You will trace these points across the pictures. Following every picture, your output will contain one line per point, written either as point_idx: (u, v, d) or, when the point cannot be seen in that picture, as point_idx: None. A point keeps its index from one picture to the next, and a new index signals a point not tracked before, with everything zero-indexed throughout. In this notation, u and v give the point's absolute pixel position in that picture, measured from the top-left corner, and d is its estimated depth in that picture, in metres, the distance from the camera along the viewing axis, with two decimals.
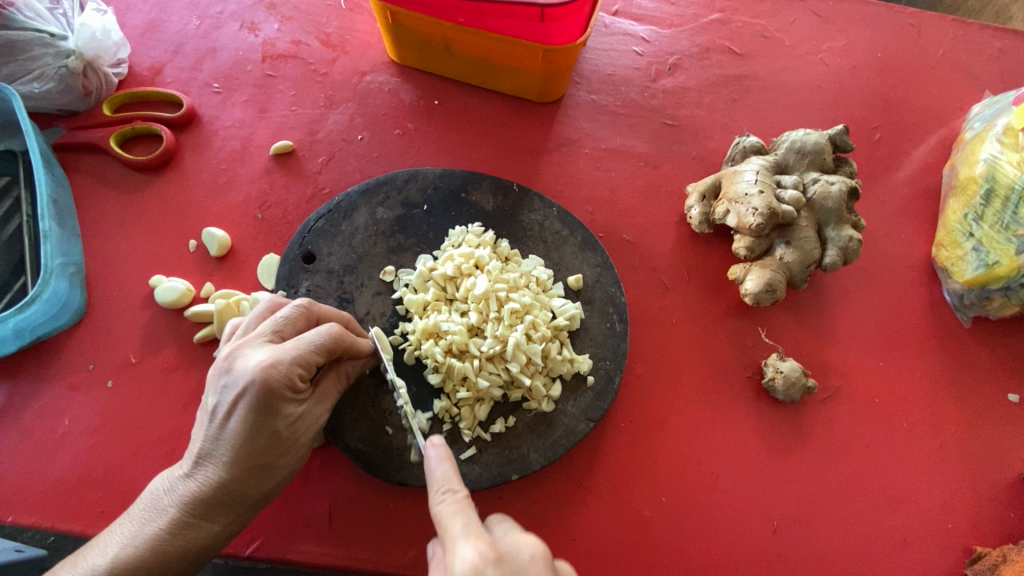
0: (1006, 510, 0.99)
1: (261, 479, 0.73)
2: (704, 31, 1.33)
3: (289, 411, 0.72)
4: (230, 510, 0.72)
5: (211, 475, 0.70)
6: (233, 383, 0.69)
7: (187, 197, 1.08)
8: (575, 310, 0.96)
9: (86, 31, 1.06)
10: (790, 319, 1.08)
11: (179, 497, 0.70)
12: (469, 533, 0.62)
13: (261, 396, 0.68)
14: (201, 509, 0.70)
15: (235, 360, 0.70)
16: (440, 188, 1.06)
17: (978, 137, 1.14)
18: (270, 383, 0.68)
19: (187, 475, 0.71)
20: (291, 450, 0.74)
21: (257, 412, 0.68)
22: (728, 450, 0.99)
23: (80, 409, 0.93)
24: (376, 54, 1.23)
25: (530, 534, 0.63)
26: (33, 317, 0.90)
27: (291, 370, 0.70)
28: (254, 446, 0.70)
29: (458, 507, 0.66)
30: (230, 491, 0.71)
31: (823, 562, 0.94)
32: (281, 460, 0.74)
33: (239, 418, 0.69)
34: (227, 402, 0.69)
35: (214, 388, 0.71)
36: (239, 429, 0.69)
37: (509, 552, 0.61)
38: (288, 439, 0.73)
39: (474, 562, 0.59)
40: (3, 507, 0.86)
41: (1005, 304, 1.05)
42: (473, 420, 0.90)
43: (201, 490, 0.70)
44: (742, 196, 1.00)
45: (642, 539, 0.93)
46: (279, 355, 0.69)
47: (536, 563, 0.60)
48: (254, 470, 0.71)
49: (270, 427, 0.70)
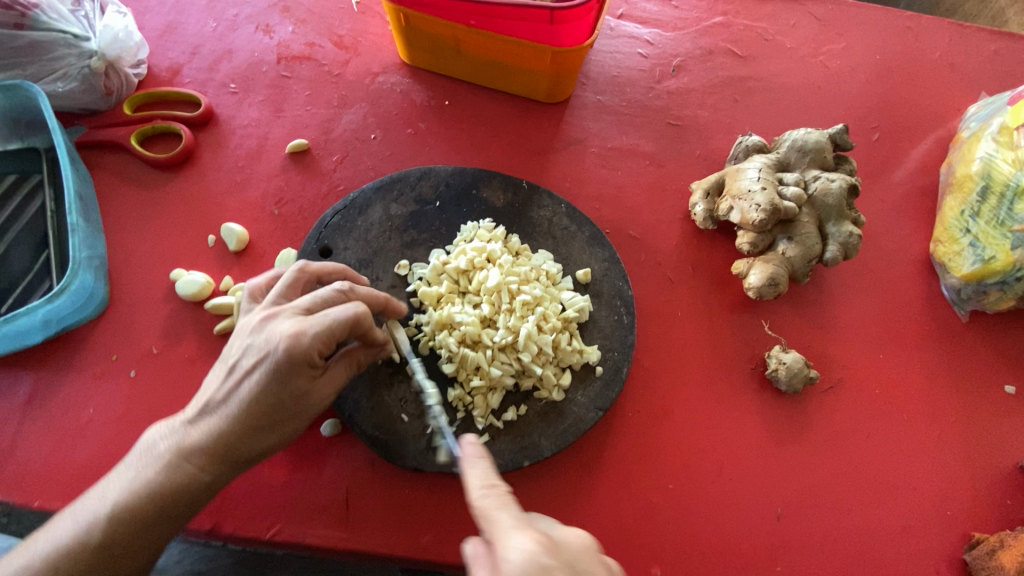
0: (1003, 498, 1.01)
1: (255, 442, 0.74)
2: (707, 33, 1.37)
3: (302, 383, 0.73)
4: (219, 467, 0.73)
5: (213, 428, 0.73)
6: (260, 345, 0.72)
7: (205, 194, 1.11)
8: (584, 302, 0.99)
9: (108, 32, 1.09)
10: (793, 312, 1.11)
11: (178, 443, 0.72)
12: (521, 526, 0.62)
13: (282, 362, 0.70)
14: (195, 459, 0.72)
15: (266, 325, 0.74)
16: (452, 185, 1.09)
17: (975, 136, 1.18)
18: (292, 354, 0.70)
19: (191, 423, 0.74)
20: (292, 419, 0.76)
21: (273, 379, 0.71)
22: (732, 439, 1.02)
23: (103, 398, 0.95)
24: (388, 56, 1.27)
25: (578, 528, 0.64)
26: (61, 308, 0.93)
27: (313, 344, 0.71)
28: (259, 408, 0.72)
29: (505, 504, 0.66)
30: (225, 448, 0.73)
31: (825, 548, 0.97)
32: (280, 426, 0.75)
33: (256, 378, 0.71)
34: (250, 361, 0.72)
35: (241, 347, 0.74)
36: (253, 393, 0.71)
37: (561, 543, 0.62)
38: (294, 409, 0.75)
39: (533, 552, 0.58)
40: (31, 492, 0.89)
41: (1001, 298, 1.08)
42: (486, 409, 0.92)
43: (199, 440, 0.72)
44: (745, 193, 1.04)
45: (649, 525, 0.95)
46: (306, 326, 0.71)
47: (587, 553, 0.62)
48: (253, 431, 0.73)
49: (279, 393, 0.72)
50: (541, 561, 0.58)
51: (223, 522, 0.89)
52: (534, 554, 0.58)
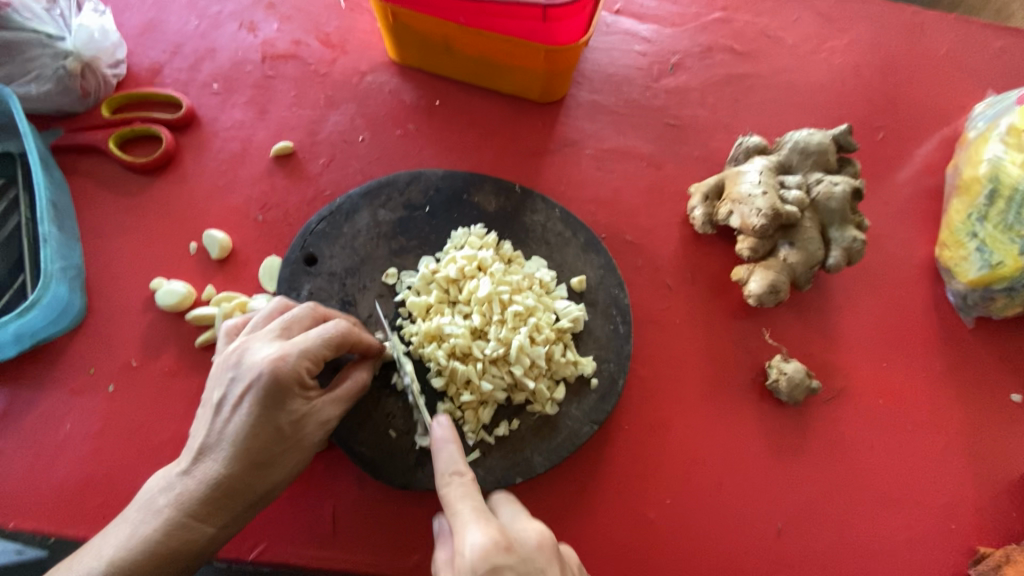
0: (1009, 510, 0.99)
1: (261, 479, 0.72)
2: (707, 29, 1.32)
3: (296, 407, 0.71)
4: (225, 509, 0.71)
5: (211, 472, 0.70)
6: (242, 376, 0.69)
7: (187, 199, 1.07)
8: (579, 312, 0.95)
9: (84, 31, 1.05)
10: (794, 319, 1.08)
11: (176, 494, 0.70)
12: (480, 518, 0.65)
13: (269, 388, 0.68)
14: (197, 507, 0.70)
15: (244, 354, 0.71)
16: (442, 189, 1.05)
17: (982, 136, 1.14)
18: (276, 376, 0.68)
19: (187, 471, 0.71)
20: (294, 450, 0.73)
21: (263, 406, 0.68)
22: (731, 452, 0.99)
23: (81, 413, 0.92)
24: (377, 54, 1.22)
25: (536, 523, 0.66)
26: (34, 321, 0.90)
27: (299, 363, 0.69)
28: (257, 442, 0.69)
29: (468, 492, 0.68)
30: (228, 489, 0.70)
31: (826, 564, 0.94)
32: (284, 459, 0.73)
33: (244, 412, 0.69)
34: (234, 396, 0.69)
35: (222, 381, 0.71)
36: (244, 424, 0.69)
37: (517, 539, 0.64)
38: (295, 436, 0.72)
39: (488, 548, 0.61)
40: (7, 511, 0.86)
41: (1008, 304, 1.05)
42: (477, 423, 0.89)
43: (200, 486, 0.70)
44: (745, 197, 1.00)
45: (645, 542, 0.93)
46: (288, 348, 0.69)
47: (542, 551, 0.64)
48: (254, 468, 0.70)
49: (273, 422, 0.69)
50: (492, 558, 0.60)
51: None
52: (488, 553, 0.60)
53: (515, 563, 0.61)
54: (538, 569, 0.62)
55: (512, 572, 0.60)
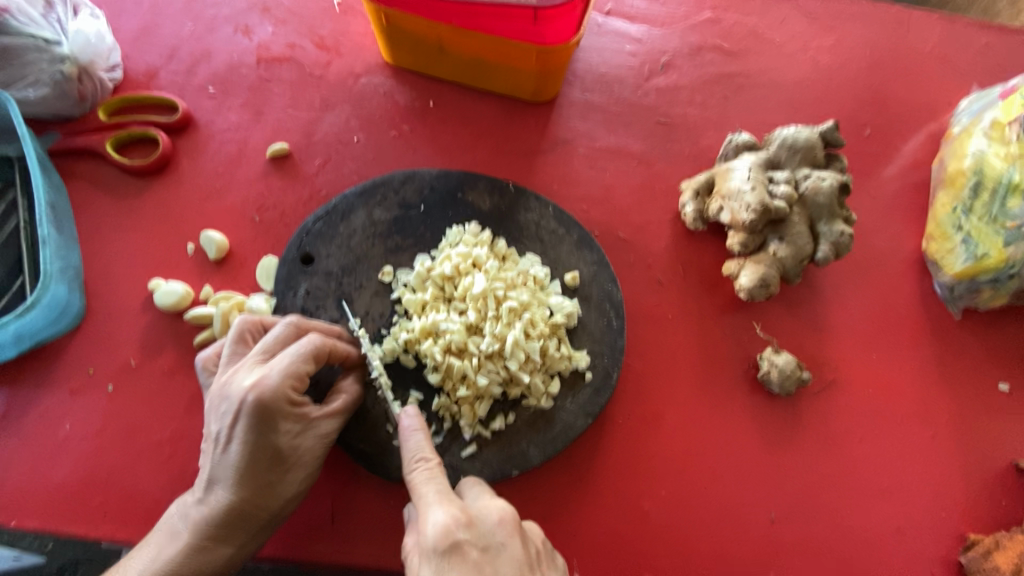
0: (997, 498, 1.01)
1: (271, 498, 0.74)
2: (696, 29, 1.34)
3: (288, 428, 0.72)
4: (243, 529, 0.74)
5: (222, 498, 0.72)
6: (229, 407, 0.69)
7: (184, 201, 1.08)
8: (572, 307, 0.97)
9: (81, 37, 1.06)
10: (784, 312, 1.10)
11: (194, 520, 0.73)
12: (442, 499, 0.68)
13: (257, 415, 0.68)
14: (214, 531, 0.72)
15: (229, 386, 0.71)
16: (436, 188, 1.06)
17: (965, 131, 1.16)
18: (261, 403, 0.68)
19: (200, 499, 0.73)
20: (296, 467, 0.75)
21: (255, 432, 0.69)
22: (725, 444, 1.00)
23: (81, 414, 0.93)
24: (371, 56, 1.24)
25: (498, 501, 0.70)
26: (34, 322, 0.91)
27: (282, 386, 0.70)
28: (257, 466, 0.71)
29: (432, 474, 0.72)
30: (241, 511, 0.73)
31: (818, 551, 0.96)
32: (288, 477, 0.75)
33: (238, 442, 0.69)
34: (225, 428, 0.69)
35: (214, 415, 0.71)
36: (241, 453, 0.69)
37: (480, 517, 0.68)
38: (293, 455, 0.74)
39: (448, 525, 0.65)
40: (8, 511, 0.87)
41: (994, 295, 1.07)
42: (474, 418, 0.91)
43: (214, 511, 0.72)
44: (735, 193, 1.02)
45: (640, 532, 0.94)
46: (268, 373, 0.69)
47: (503, 525, 0.68)
48: (262, 489, 0.72)
49: (269, 446, 0.70)
50: (453, 536, 0.64)
51: None
52: (449, 532, 0.65)
53: (474, 539, 0.66)
54: (499, 543, 0.67)
55: (472, 548, 0.65)
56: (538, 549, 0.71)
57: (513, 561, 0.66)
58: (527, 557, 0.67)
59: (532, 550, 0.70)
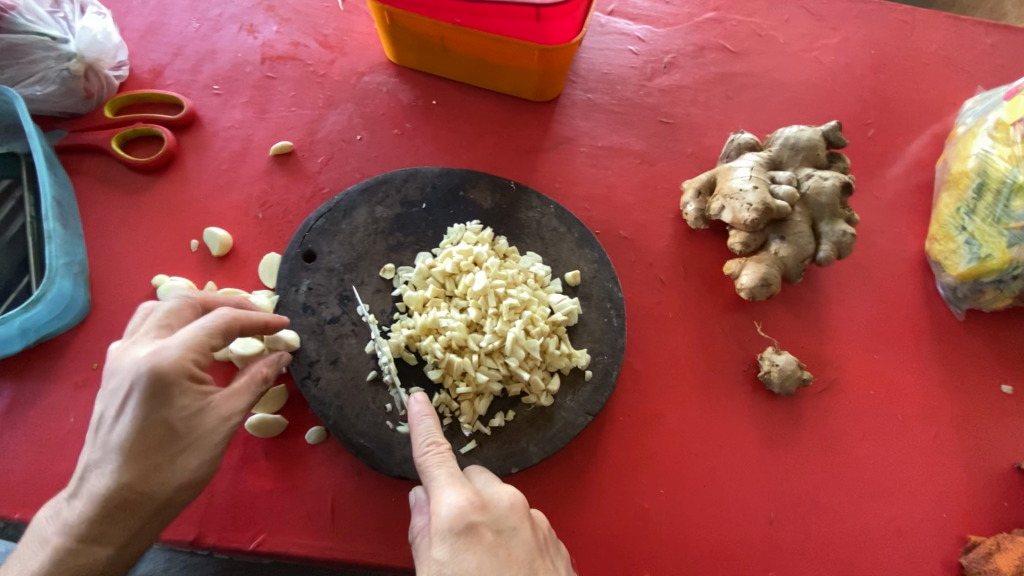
0: (999, 499, 1.00)
1: (159, 484, 0.68)
2: (699, 29, 1.34)
3: (186, 405, 0.68)
4: (123, 523, 0.68)
5: (99, 486, 0.66)
6: (121, 381, 0.66)
7: (188, 197, 1.09)
8: (573, 305, 0.97)
9: (87, 34, 1.07)
10: (786, 312, 1.10)
11: (65, 519, 0.67)
12: (454, 482, 0.69)
13: (150, 386, 0.64)
14: (88, 527, 0.66)
15: (122, 360, 0.67)
16: (438, 186, 1.07)
17: (970, 132, 1.16)
18: (154, 373, 0.64)
19: (73, 494, 0.68)
20: (193, 450, 0.69)
21: (145, 405, 0.65)
22: (724, 444, 1.00)
23: (85, 408, 0.94)
24: (375, 55, 1.24)
25: (508, 487, 0.71)
26: (39, 316, 0.92)
27: (181, 356, 0.66)
28: (145, 444, 0.66)
29: (443, 458, 0.73)
30: (123, 499, 0.67)
31: (817, 551, 0.95)
32: (182, 460, 0.69)
33: (127, 418, 0.65)
34: (115, 403, 0.65)
35: (103, 394, 0.67)
36: (128, 430, 0.65)
37: (492, 501, 0.69)
38: (189, 434, 0.68)
39: (462, 507, 0.66)
40: (12, 503, 0.88)
41: (998, 296, 1.06)
42: (473, 414, 0.91)
43: (88, 502, 0.66)
44: (736, 192, 1.01)
45: (639, 531, 0.94)
46: (165, 343, 0.67)
47: (515, 510, 0.69)
48: (147, 472, 0.67)
49: (161, 421, 0.66)
50: (467, 517, 0.65)
51: (205, 532, 0.87)
52: (464, 513, 0.66)
53: (488, 521, 0.66)
54: (512, 527, 0.67)
55: (487, 530, 0.65)
56: (547, 537, 0.72)
57: (525, 544, 0.67)
58: (537, 541, 0.68)
59: (542, 536, 0.71)
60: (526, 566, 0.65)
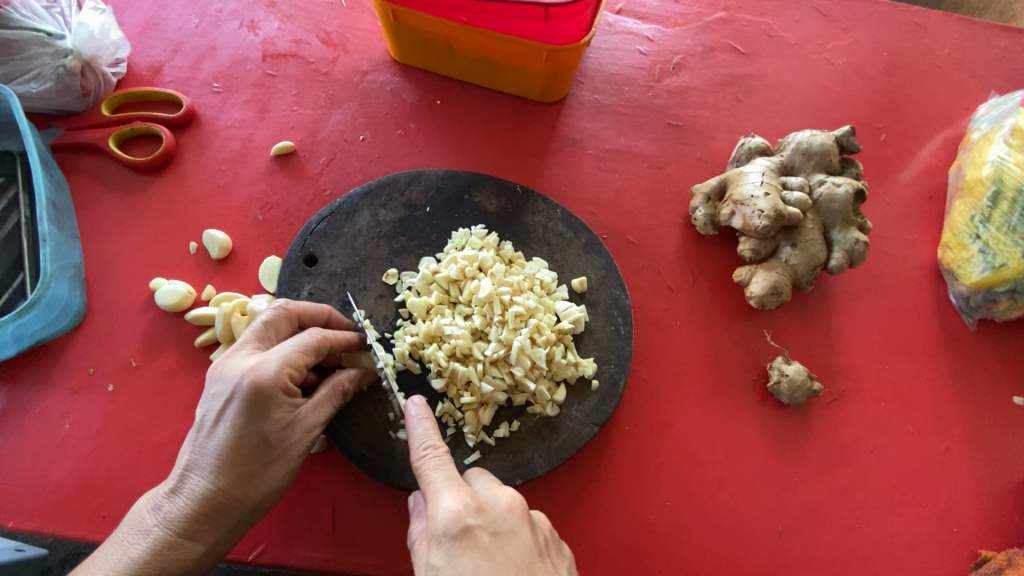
0: (1010, 513, 0.98)
1: (250, 490, 0.70)
2: (708, 29, 1.32)
3: (280, 417, 0.71)
4: (217, 525, 0.69)
5: (199, 487, 0.68)
6: (224, 389, 0.69)
7: (187, 198, 1.07)
8: (580, 313, 0.95)
9: (84, 30, 1.04)
10: (795, 321, 1.08)
11: (164, 514, 0.68)
12: (450, 484, 0.67)
13: (249, 397, 0.68)
14: (187, 525, 0.68)
15: (223, 367, 0.71)
16: (443, 189, 1.04)
17: (985, 138, 1.13)
18: (257, 385, 0.68)
19: (173, 490, 0.69)
20: (281, 460, 0.72)
21: (246, 415, 0.68)
22: (732, 454, 0.99)
23: (80, 413, 0.92)
24: (378, 53, 1.22)
25: (507, 488, 0.69)
26: (33, 321, 0.90)
27: (279, 371, 0.70)
28: (243, 452, 0.68)
29: (440, 460, 0.71)
30: (219, 503, 0.68)
31: (826, 564, 0.94)
32: (271, 469, 0.71)
33: (229, 424, 0.68)
34: (217, 409, 0.68)
35: (204, 399, 0.70)
36: (227, 436, 0.68)
37: (489, 503, 0.67)
38: (280, 445, 0.71)
39: (458, 510, 0.64)
40: (5, 511, 0.86)
41: (1012, 306, 1.04)
42: (477, 425, 0.89)
43: (189, 501, 0.68)
44: (747, 198, 0.99)
45: (645, 543, 0.93)
46: (267, 357, 0.70)
47: (512, 512, 0.66)
48: (242, 479, 0.69)
49: (258, 432, 0.69)
50: (463, 521, 0.63)
51: None
52: (459, 516, 0.63)
53: (485, 524, 0.64)
54: (509, 530, 0.64)
55: (483, 533, 0.63)
56: (547, 538, 0.69)
57: (523, 547, 0.64)
58: (537, 544, 0.65)
59: (543, 539, 0.68)
60: (525, 569, 0.62)
